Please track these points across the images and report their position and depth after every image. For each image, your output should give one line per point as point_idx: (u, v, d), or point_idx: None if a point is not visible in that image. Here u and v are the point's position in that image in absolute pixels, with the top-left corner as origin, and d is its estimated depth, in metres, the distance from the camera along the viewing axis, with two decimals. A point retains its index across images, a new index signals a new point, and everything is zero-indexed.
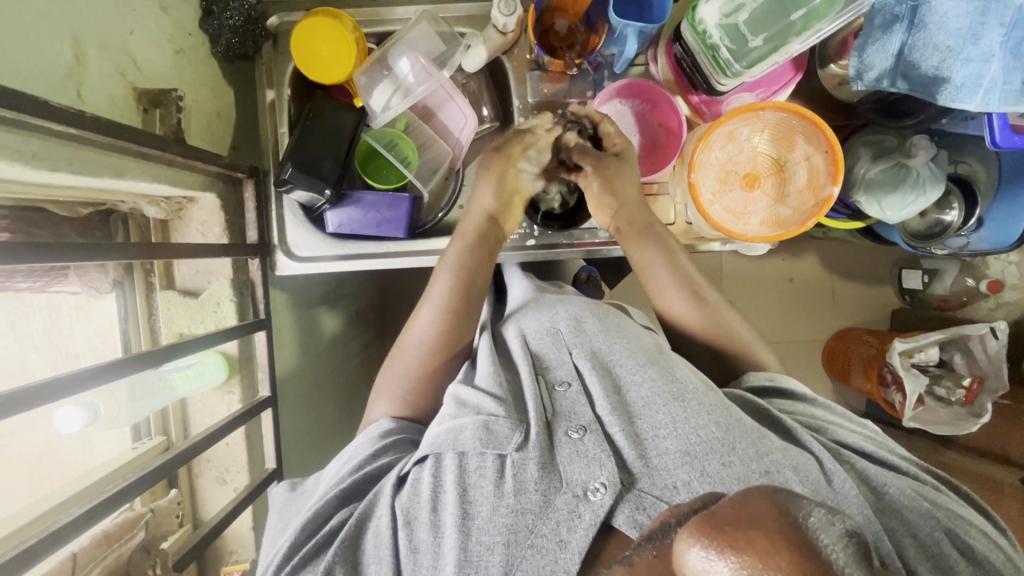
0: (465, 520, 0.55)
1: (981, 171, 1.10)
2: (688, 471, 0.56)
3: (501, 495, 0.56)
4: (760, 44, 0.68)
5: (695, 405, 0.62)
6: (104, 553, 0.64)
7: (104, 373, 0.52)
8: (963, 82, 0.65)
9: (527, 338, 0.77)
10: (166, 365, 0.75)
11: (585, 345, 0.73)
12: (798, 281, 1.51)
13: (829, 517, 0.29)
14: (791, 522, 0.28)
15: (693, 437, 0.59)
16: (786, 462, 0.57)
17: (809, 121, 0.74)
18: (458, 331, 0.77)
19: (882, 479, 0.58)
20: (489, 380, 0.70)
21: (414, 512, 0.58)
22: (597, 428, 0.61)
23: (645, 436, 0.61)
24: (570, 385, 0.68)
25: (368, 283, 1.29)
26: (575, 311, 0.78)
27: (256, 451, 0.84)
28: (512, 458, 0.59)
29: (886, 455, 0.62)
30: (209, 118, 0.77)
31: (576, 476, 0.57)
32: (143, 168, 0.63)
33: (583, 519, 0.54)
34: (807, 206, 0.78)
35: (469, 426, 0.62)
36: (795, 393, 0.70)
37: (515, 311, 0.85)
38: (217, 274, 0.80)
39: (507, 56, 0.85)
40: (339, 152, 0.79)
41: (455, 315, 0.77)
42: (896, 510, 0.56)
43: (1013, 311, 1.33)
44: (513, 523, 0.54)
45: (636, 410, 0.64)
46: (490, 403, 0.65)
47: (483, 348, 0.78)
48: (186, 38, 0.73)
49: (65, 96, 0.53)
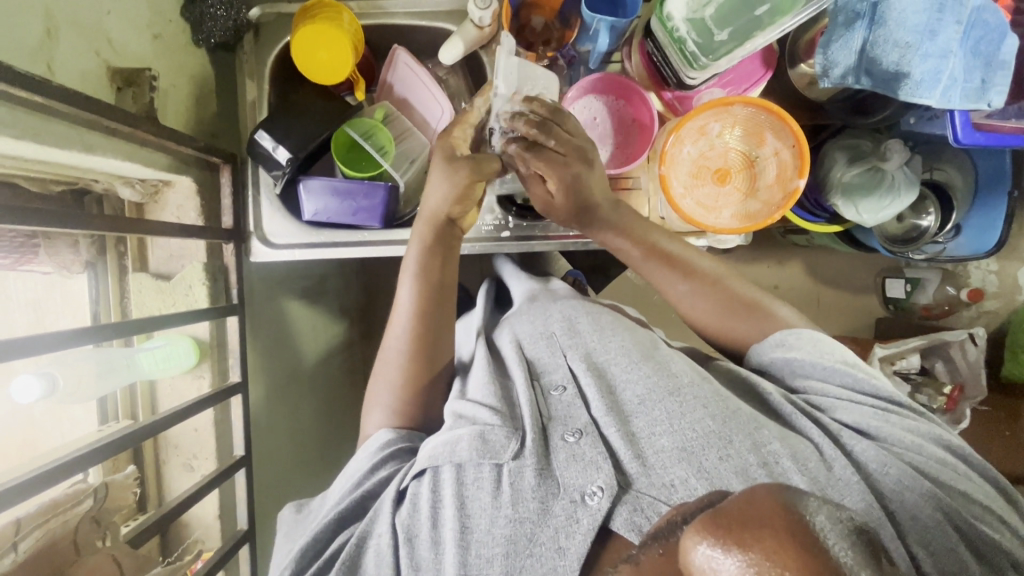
0: (464, 534, 0.57)
1: (957, 177, 1.11)
2: (686, 467, 0.57)
3: (499, 505, 0.58)
4: (725, 38, 0.71)
5: (691, 400, 0.64)
6: (49, 517, 0.59)
7: (64, 340, 0.52)
8: (922, 78, 0.67)
9: (521, 343, 0.77)
10: (136, 344, 0.75)
11: (580, 347, 0.74)
12: (783, 289, 1.47)
13: (837, 515, 0.30)
14: (798, 520, 0.29)
15: (688, 432, 0.60)
16: (783, 451, 0.59)
17: (776, 116, 0.76)
18: (424, 371, 0.75)
19: (878, 463, 0.58)
20: (484, 391, 0.69)
21: (415, 529, 0.59)
22: (593, 431, 0.62)
23: (641, 434, 0.62)
24: (566, 388, 0.68)
25: (351, 279, 1.30)
26: (568, 312, 0.79)
27: (225, 438, 0.83)
28: (509, 466, 0.60)
29: (891, 430, 0.61)
30: (187, 103, 0.78)
31: (574, 480, 0.58)
32: (112, 145, 0.64)
33: (581, 524, 0.55)
34: (775, 200, 0.79)
35: (465, 436, 0.62)
36: (800, 361, 0.68)
37: (510, 317, 0.84)
38: (191, 258, 0.80)
39: (485, 51, 0.86)
40: (314, 135, 0.80)
41: (414, 344, 0.75)
42: (897, 495, 0.56)
43: (995, 319, 1.35)
44: (512, 534, 0.56)
45: (631, 409, 0.65)
46: (486, 412, 0.65)
47: (479, 358, 0.77)
48: (165, 23, 0.74)
49: (35, 68, 0.54)
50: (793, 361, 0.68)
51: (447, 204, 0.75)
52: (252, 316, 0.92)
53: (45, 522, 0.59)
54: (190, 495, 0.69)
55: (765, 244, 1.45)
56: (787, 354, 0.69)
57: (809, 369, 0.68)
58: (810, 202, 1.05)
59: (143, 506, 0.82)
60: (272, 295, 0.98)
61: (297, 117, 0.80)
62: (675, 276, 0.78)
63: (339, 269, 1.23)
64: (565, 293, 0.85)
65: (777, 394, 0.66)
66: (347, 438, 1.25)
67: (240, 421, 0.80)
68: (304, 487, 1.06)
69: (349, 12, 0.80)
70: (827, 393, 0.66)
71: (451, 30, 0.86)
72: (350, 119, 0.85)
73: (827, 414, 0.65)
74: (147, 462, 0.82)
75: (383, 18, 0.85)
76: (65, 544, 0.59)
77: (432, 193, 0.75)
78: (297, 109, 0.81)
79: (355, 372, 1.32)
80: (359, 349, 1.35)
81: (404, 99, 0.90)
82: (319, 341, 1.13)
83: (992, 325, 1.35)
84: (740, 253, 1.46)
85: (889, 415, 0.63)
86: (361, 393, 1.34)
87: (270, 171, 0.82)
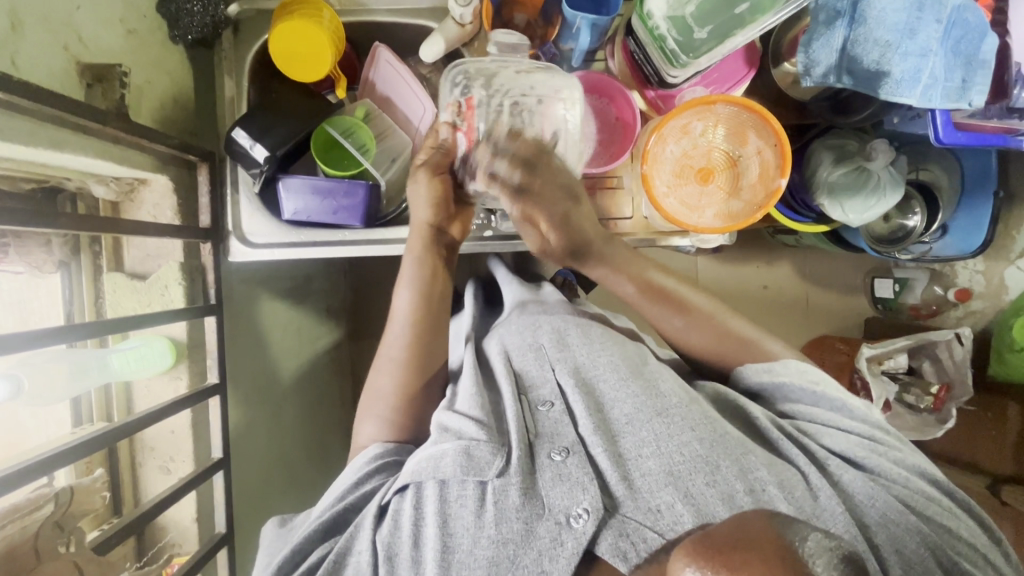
0: (445, 554, 0.56)
1: (944, 178, 1.10)
2: (672, 492, 0.57)
3: (482, 525, 0.57)
4: (704, 37, 0.71)
5: (678, 421, 0.63)
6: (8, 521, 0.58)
7: (28, 341, 0.51)
8: (902, 76, 0.67)
9: (509, 355, 0.76)
10: (109, 345, 0.74)
11: (568, 361, 0.73)
12: (772, 290, 1.47)
13: (826, 541, 0.33)
14: (785, 546, 0.32)
15: (676, 456, 0.60)
16: (770, 479, 0.58)
17: (759, 115, 0.75)
18: (418, 380, 0.74)
19: (865, 495, 0.59)
20: (471, 403, 0.68)
21: (396, 548, 0.58)
22: (580, 450, 0.62)
23: (628, 455, 0.61)
24: (553, 404, 0.68)
25: (336, 280, 1.29)
26: (557, 324, 0.78)
27: (203, 440, 0.82)
28: (493, 484, 0.60)
29: (880, 461, 0.61)
30: (164, 101, 0.77)
31: (559, 501, 0.58)
32: (80, 142, 0.63)
33: (565, 547, 0.55)
34: (758, 200, 0.78)
35: (450, 452, 0.61)
36: (793, 390, 0.69)
37: (498, 325, 0.84)
38: (168, 257, 0.79)
39: (466, 49, 0.84)
40: (292, 133, 0.79)
41: (411, 358, 0.74)
42: (882, 526, 0.57)
43: (980, 320, 1.33)
44: (495, 555, 0.55)
45: (619, 428, 0.64)
46: (472, 426, 0.64)
47: (467, 366, 0.77)
48: (140, 19, 0.73)
49: (1, 63, 0.53)
50: (787, 387, 0.69)
51: (423, 212, 0.75)
52: (236, 316, 0.90)
53: (3, 527, 0.58)
54: (165, 498, 0.67)
55: (753, 244, 1.45)
56: (775, 380, 0.70)
57: (799, 398, 0.69)
58: (797, 201, 1.04)
59: (117, 510, 0.80)
60: (254, 295, 0.97)
61: (274, 115, 0.79)
62: (660, 290, 0.77)
63: (324, 271, 1.23)
64: (555, 301, 0.84)
65: (765, 417, 0.66)
66: (331, 439, 1.24)
67: (219, 422, 0.79)
68: (288, 490, 1.04)
69: (332, 9, 0.79)
70: (816, 418, 0.66)
71: (431, 27, 0.85)
72: (329, 117, 0.84)
73: (815, 441, 0.65)
74: (122, 463, 0.81)
75: (364, 15, 0.84)
76: (26, 549, 0.58)
77: (414, 205, 0.75)
78: (274, 108, 0.80)
79: (341, 372, 1.31)
80: (347, 349, 1.35)
81: (387, 97, 0.89)
82: (305, 342, 1.13)
83: (978, 325, 1.33)
84: (729, 253, 1.45)
85: (877, 445, 0.64)
86: (346, 395, 1.33)
87: (248, 169, 0.80)
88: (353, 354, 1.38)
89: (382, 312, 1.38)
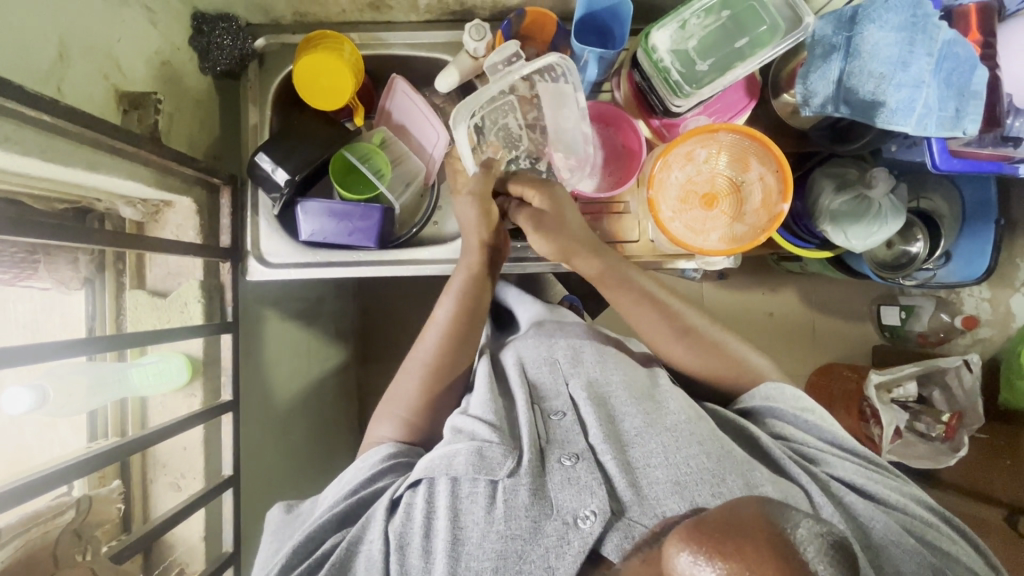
0: (455, 545, 0.57)
1: (944, 207, 1.12)
2: (678, 500, 0.57)
3: (492, 521, 0.58)
4: (706, 69, 0.75)
5: (686, 435, 0.63)
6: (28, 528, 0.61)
7: (57, 351, 0.53)
8: (896, 106, 0.70)
9: (525, 366, 0.78)
10: (130, 360, 0.76)
11: (582, 375, 0.74)
12: (779, 316, 1.48)
13: (816, 528, 0.34)
14: (777, 530, 0.33)
15: (683, 466, 0.60)
16: (775, 495, 0.58)
17: (760, 143, 0.78)
18: (441, 383, 0.76)
19: (867, 515, 0.59)
20: (484, 408, 0.69)
21: (407, 538, 0.59)
22: (590, 456, 0.62)
23: (636, 465, 0.62)
24: (566, 414, 0.68)
25: (346, 304, 1.31)
26: (573, 341, 0.79)
27: (213, 457, 0.83)
28: (504, 483, 0.60)
29: (879, 488, 0.62)
30: (191, 127, 0.80)
31: (567, 503, 0.58)
32: (115, 164, 0.67)
33: (572, 546, 0.55)
34: (761, 224, 0.81)
35: (463, 451, 0.62)
36: (783, 412, 0.70)
37: (514, 338, 0.86)
38: (187, 275, 0.81)
39: (479, 80, 0.88)
40: (311, 159, 0.83)
41: (438, 363, 0.76)
42: (885, 546, 0.56)
43: (989, 347, 1.34)
44: (503, 549, 0.56)
45: (628, 439, 0.65)
46: (485, 428, 0.65)
47: (481, 374, 0.78)
48: (173, 51, 0.77)
49: (47, 89, 0.57)
50: (780, 412, 0.70)
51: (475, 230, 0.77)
52: (249, 335, 0.92)
53: (25, 532, 0.60)
54: (177, 512, 0.68)
55: (757, 271, 1.47)
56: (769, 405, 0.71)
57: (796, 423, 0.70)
58: (800, 228, 1.06)
59: (127, 526, 0.81)
60: (266, 316, 0.98)
61: (295, 141, 0.83)
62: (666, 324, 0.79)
63: (335, 294, 1.25)
64: (570, 322, 0.86)
65: (770, 438, 0.66)
66: (336, 462, 1.24)
67: (231, 440, 0.80)
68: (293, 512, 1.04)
69: (352, 43, 0.84)
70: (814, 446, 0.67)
71: (446, 59, 0.89)
72: (347, 144, 0.87)
73: (819, 467, 0.65)
74: (135, 479, 0.82)
75: (382, 48, 0.89)
76: (43, 556, 0.60)
77: (463, 223, 0.77)
78: (294, 133, 0.83)
79: (348, 396, 1.32)
80: (355, 373, 1.36)
81: (402, 125, 0.93)
82: (314, 365, 1.14)
83: (987, 352, 1.34)
84: (734, 279, 1.47)
85: (875, 474, 0.64)
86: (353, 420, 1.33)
87: (269, 193, 0.84)
88: (361, 378, 1.39)
89: (394, 337, 1.39)
